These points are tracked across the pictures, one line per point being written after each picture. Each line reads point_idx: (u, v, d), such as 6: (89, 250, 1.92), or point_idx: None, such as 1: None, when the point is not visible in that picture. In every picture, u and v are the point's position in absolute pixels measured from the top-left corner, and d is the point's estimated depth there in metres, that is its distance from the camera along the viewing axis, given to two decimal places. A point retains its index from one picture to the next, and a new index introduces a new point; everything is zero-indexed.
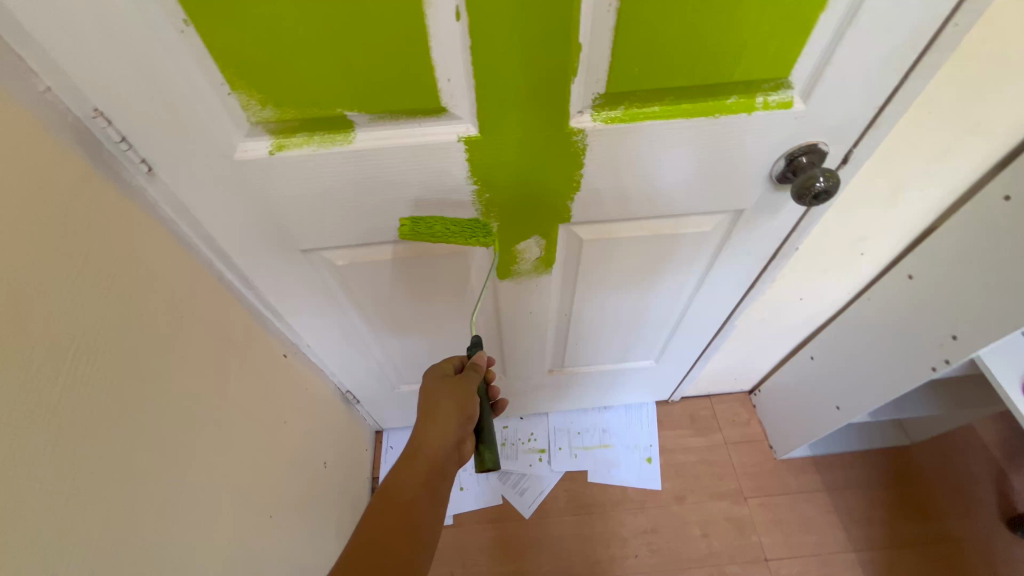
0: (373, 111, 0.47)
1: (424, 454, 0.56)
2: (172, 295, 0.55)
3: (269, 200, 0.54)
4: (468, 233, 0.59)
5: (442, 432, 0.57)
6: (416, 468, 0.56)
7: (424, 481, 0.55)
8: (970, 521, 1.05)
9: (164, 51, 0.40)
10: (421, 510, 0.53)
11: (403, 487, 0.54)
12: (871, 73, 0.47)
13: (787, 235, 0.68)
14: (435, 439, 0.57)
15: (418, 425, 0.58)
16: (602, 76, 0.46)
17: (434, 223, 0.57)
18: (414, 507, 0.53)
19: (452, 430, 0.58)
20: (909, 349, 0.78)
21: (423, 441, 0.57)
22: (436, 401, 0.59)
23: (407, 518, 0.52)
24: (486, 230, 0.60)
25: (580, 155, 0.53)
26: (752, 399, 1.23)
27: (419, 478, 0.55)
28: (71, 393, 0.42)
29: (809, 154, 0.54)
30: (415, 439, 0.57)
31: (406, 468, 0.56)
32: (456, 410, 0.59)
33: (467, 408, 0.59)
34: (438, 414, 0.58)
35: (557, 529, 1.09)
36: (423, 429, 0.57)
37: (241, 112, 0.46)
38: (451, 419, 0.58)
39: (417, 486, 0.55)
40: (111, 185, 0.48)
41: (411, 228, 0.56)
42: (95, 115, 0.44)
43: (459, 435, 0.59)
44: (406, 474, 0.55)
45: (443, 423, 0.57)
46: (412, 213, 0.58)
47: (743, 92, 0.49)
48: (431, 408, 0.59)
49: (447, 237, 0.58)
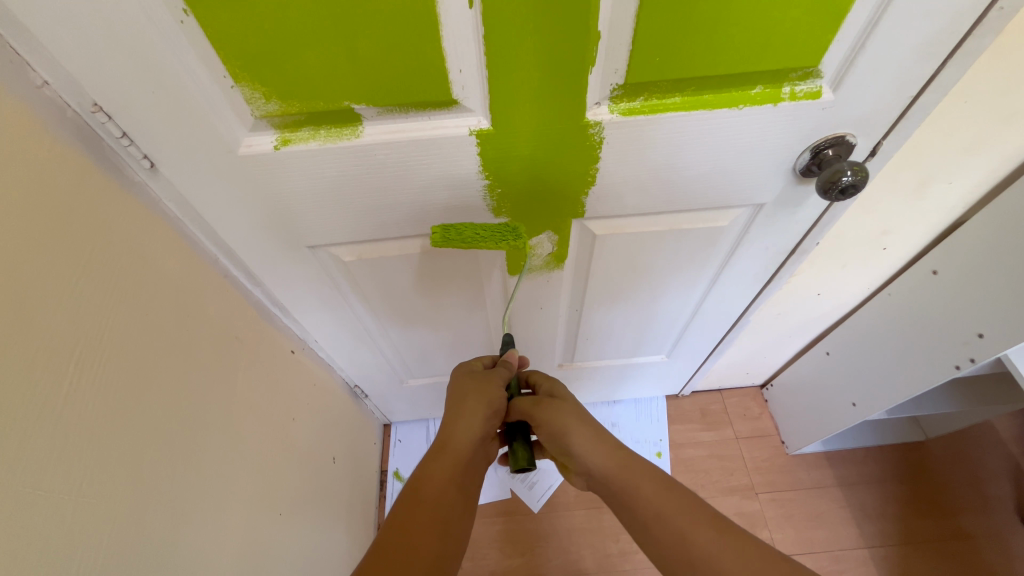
0: (383, 105, 0.45)
1: (452, 447, 0.56)
2: (177, 292, 0.54)
3: (276, 196, 0.53)
4: (498, 238, 0.58)
5: (470, 425, 0.58)
6: (444, 461, 0.55)
7: (452, 476, 0.55)
8: (985, 517, 1.04)
9: (163, 45, 0.39)
10: (451, 505, 0.53)
11: (432, 481, 0.54)
12: (906, 62, 0.45)
13: (807, 229, 0.65)
14: (464, 432, 0.57)
15: (445, 419, 0.59)
16: (621, 66, 0.44)
17: (464, 229, 0.57)
18: (442, 503, 0.52)
19: (480, 423, 0.58)
20: (932, 347, 0.75)
21: (451, 434, 0.57)
22: (464, 395, 0.60)
23: (436, 512, 0.51)
24: (515, 233, 0.59)
25: (596, 148, 0.51)
26: (764, 393, 1.22)
27: (447, 471, 0.55)
28: (74, 398, 0.41)
29: (836, 147, 0.52)
30: (444, 432, 0.57)
31: (434, 462, 0.56)
32: (483, 403, 0.59)
33: (494, 403, 0.60)
34: (465, 408, 0.58)
35: (566, 523, 1.09)
36: (451, 422, 0.58)
37: (245, 106, 0.44)
38: (479, 412, 0.58)
39: (446, 479, 0.54)
40: (112, 181, 0.47)
41: (442, 235, 0.56)
42: (94, 110, 0.43)
43: (485, 430, 0.59)
44: (434, 467, 0.55)
45: (471, 416, 0.58)
46: (442, 220, 0.57)
47: (769, 83, 0.47)
48: (458, 402, 0.59)
49: (477, 242, 0.57)
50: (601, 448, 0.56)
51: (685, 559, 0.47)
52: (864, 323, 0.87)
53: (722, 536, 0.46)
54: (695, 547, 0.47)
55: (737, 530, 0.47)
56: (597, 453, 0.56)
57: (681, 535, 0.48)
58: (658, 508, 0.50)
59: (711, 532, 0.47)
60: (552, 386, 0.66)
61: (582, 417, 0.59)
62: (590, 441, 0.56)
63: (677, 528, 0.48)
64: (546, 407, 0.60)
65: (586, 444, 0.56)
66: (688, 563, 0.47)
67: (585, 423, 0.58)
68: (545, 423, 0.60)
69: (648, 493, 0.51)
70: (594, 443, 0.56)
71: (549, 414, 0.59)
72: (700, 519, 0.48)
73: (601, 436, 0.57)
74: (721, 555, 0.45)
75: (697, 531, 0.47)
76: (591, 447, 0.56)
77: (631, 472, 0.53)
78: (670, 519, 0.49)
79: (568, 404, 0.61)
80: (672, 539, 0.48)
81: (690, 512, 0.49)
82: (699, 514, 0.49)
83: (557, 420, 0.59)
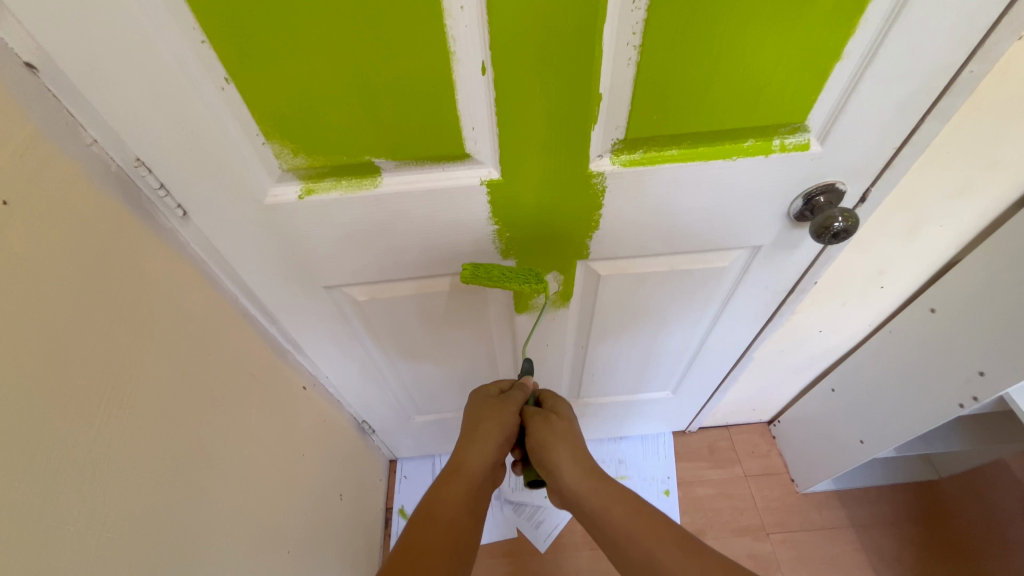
0: (401, 158, 0.48)
1: (464, 472, 0.58)
2: (199, 331, 0.56)
3: (296, 240, 0.56)
4: (523, 279, 0.60)
5: (483, 450, 0.59)
6: (457, 485, 0.57)
7: (464, 500, 0.56)
8: (1004, 562, 1.00)
9: (204, 107, 0.43)
10: (464, 529, 0.54)
11: (445, 504, 0.55)
12: (886, 118, 0.48)
13: (805, 269, 0.67)
14: (476, 457, 0.59)
15: (458, 445, 0.61)
16: (620, 123, 0.47)
17: (492, 269, 0.59)
18: (455, 527, 0.53)
19: (493, 450, 0.60)
20: (936, 384, 0.76)
21: (465, 459, 0.59)
22: (476, 422, 0.61)
23: (449, 534, 0.52)
24: (536, 276, 0.61)
25: (599, 196, 0.54)
26: (772, 430, 1.21)
27: (461, 495, 0.56)
28: (102, 436, 0.43)
29: (827, 194, 0.55)
30: (456, 458, 0.59)
31: (447, 486, 0.57)
32: (495, 430, 0.60)
33: (505, 428, 0.61)
34: (478, 434, 0.60)
35: (573, 564, 1.07)
36: (464, 448, 0.60)
37: (274, 160, 0.48)
38: (490, 439, 0.60)
39: (459, 504, 0.55)
40: (147, 228, 0.50)
41: (472, 272, 0.58)
42: (136, 165, 0.46)
43: (496, 457, 0.61)
44: (447, 490, 0.56)
45: (482, 442, 0.60)
46: (472, 260, 0.60)
47: (759, 136, 0.50)
48: (471, 428, 0.61)
49: (503, 282, 0.59)
50: (578, 469, 0.58)
51: None
52: (866, 360, 0.87)
53: (687, 557, 0.48)
54: (663, 566, 0.48)
55: (703, 551, 0.49)
56: (572, 474, 0.58)
57: (650, 559, 0.50)
58: (627, 531, 0.52)
59: (677, 553, 0.49)
60: (556, 401, 0.68)
61: (567, 437, 0.61)
62: (568, 461, 0.59)
63: (648, 552, 0.50)
64: (538, 424, 0.63)
65: (563, 462, 0.59)
66: None
67: (569, 443, 0.60)
68: (530, 438, 0.63)
69: (620, 516, 0.54)
70: (572, 463, 0.59)
71: (534, 430, 0.62)
72: (668, 544, 0.50)
73: (582, 456, 0.59)
74: (688, 573, 0.47)
75: (664, 552, 0.49)
76: (568, 467, 0.58)
77: (603, 496, 0.56)
78: (641, 540, 0.51)
79: (561, 422, 0.63)
80: (644, 562, 0.50)
81: (659, 534, 0.51)
82: (668, 539, 0.51)
83: (541, 437, 0.61)
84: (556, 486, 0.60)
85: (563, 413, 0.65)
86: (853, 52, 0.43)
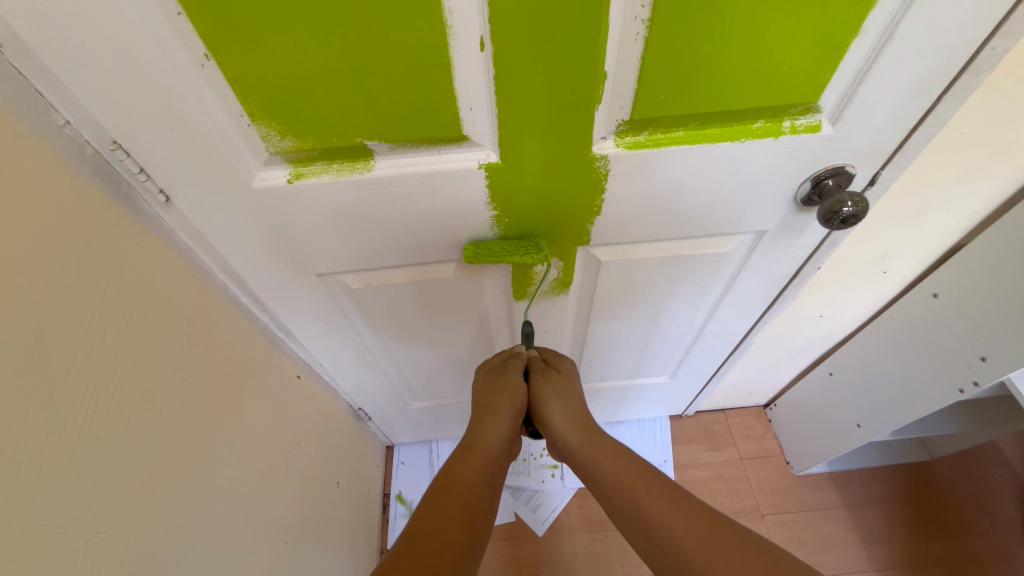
0: (395, 140, 0.46)
1: (480, 448, 0.57)
2: (187, 320, 0.54)
3: (287, 226, 0.53)
4: (523, 251, 0.57)
5: (496, 428, 0.59)
6: (473, 459, 0.56)
7: (482, 472, 0.54)
8: (992, 537, 1.03)
9: (183, 84, 0.40)
10: (482, 500, 0.52)
11: (462, 476, 0.53)
12: (901, 98, 0.46)
13: (809, 254, 0.66)
14: (491, 433, 0.59)
15: (472, 423, 0.60)
16: (626, 103, 0.45)
17: (493, 245, 0.58)
18: (474, 496, 0.51)
19: (506, 425, 0.60)
20: (937, 368, 0.76)
21: (479, 436, 0.58)
22: (487, 401, 0.62)
23: (467, 503, 0.50)
24: (537, 246, 0.58)
25: (602, 180, 0.52)
26: (767, 413, 1.21)
27: (477, 468, 0.55)
28: (87, 433, 0.41)
29: (836, 177, 0.53)
30: (471, 435, 0.59)
31: (464, 460, 0.55)
32: (506, 405, 0.61)
33: (516, 402, 0.61)
34: (490, 411, 0.61)
35: (570, 547, 1.08)
36: (478, 425, 0.59)
37: (260, 143, 0.45)
38: (503, 414, 0.60)
39: (477, 475, 0.54)
40: (128, 214, 0.48)
41: (472, 251, 0.57)
42: (113, 148, 0.44)
43: (511, 433, 0.61)
44: (464, 463, 0.55)
45: (496, 420, 0.60)
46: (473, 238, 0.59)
47: (769, 117, 0.48)
48: (484, 406, 0.61)
49: (504, 257, 0.57)
50: (570, 423, 0.60)
51: (641, 525, 0.48)
52: (865, 344, 0.87)
53: (674, 505, 0.47)
54: (650, 515, 0.47)
55: (689, 500, 0.48)
56: (565, 428, 0.60)
57: (636, 504, 0.49)
58: (616, 482, 0.52)
59: (663, 501, 0.48)
60: (558, 358, 0.68)
61: (565, 394, 0.62)
62: (562, 416, 0.61)
63: (634, 499, 0.49)
64: (537, 377, 0.64)
65: (558, 417, 0.61)
66: (643, 527, 0.47)
67: (564, 399, 0.62)
68: (530, 393, 0.64)
69: (608, 466, 0.54)
70: (565, 418, 0.60)
71: (534, 387, 0.64)
72: (653, 492, 0.49)
73: (576, 410, 0.61)
74: (670, 518, 0.46)
75: (651, 500, 0.48)
76: (562, 422, 0.60)
77: (594, 447, 0.57)
78: (628, 489, 0.50)
79: (559, 377, 0.64)
80: (630, 510, 0.49)
81: (647, 483, 0.50)
82: (654, 486, 0.49)
83: (538, 392, 0.63)
84: (552, 437, 0.62)
85: (563, 369, 0.66)
86: (871, 28, 0.41)
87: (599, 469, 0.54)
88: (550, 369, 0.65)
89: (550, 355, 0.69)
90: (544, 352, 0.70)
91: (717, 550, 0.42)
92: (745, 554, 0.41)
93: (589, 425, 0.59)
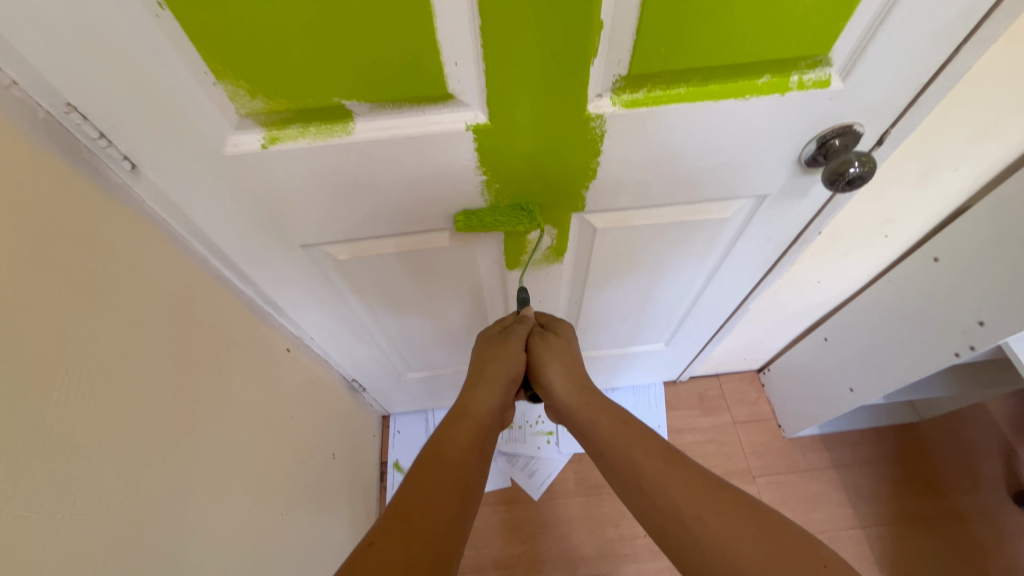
0: (375, 100, 0.43)
1: (471, 414, 0.56)
2: (165, 295, 0.52)
3: (265, 194, 0.51)
4: (516, 220, 0.56)
5: (489, 394, 0.58)
6: (464, 426, 0.55)
7: (473, 440, 0.53)
8: (975, 495, 1.06)
9: (138, 38, 0.36)
10: (473, 467, 0.51)
11: (452, 443, 0.52)
12: (917, 49, 0.43)
13: (810, 219, 0.64)
14: (483, 400, 0.58)
15: (465, 389, 0.59)
16: (624, 57, 0.42)
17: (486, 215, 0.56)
18: (464, 464, 0.50)
19: (499, 392, 0.59)
20: (932, 333, 0.75)
21: (471, 403, 0.57)
22: (482, 366, 0.61)
23: (457, 471, 0.49)
24: (531, 216, 0.56)
25: (597, 142, 0.49)
26: (761, 377, 1.22)
27: (468, 434, 0.54)
28: (62, 414, 0.40)
29: (842, 137, 0.50)
30: (462, 402, 0.58)
31: (455, 427, 0.55)
32: (500, 371, 0.60)
33: (512, 369, 0.61)
34: (484, 378, 0.60)
35: (566, 510, 1.10)
36: (471, 392, 0.58)
37: (230, 105, 0.42)
38: (496, 381, 0.59)
39: (467, 443, 0.53)
40: (92, 184, 0.45)
41: (465, 222, 0.56)
42: (68, 111, 0.40)
43: (503, 400, 0.60)
44: (455, 431, 0.54)
45: (488, 387, 0.59)
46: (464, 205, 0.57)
47: (776, 72, 0.45)
48: (478, 372, 0.60)
49: (498, 227, 0.56)
50: (569, 383, 0.59)
51: (636, 484, 0.47)
52: (862, 309, 0.86)
53: (670, 466, 0.47)
54: (645, 474, 0.47)
55: (685, 462, 0.47)
56: (563, 388, 0.59)
57: (632, 465, 0.48)
58: (612, 441, 0.52)
59: (659, 463, 0.47)
60: (557, 322, 0.67)
61: (564, 354, 0.62)
62: (560, 376, 0.60)
63: (630, 458, 0.49)
64: (536, 342, 0.64)
65: (555, 377, 0.60)
66: (638, 486, 0.47)
67: (564, 360, 0.61)
68: (530, 357, 0.64)
69: (606, 428, 0.53)
70: (564, 379, 0.60)
71: (534, 350, 0.63)
72: (651, 453, 0.48)
73: (574, 371, 0.60)
74: (666, 479, 0.46)
75: (647, 460, 0.48)
76: (559, 383, 0.60)
77: (590, 409, 0.56)
78: (624, 449, 0.50)
79: (557, 340, 0.64)
80: (626, 469, 0.49)
81: (644, 444, 0.49)
82: (651, 448, 0.49)
83: (538, 355, 0.63)
84: (550, 399, 0.62)
85: (562, 332, 0.65)
86: None
87: (596, 431, 0.54)
88: (550, 333, 0.65)
89: (550, 320, 0.68)
90: (544, 317, 0.69)
91: (711, 509, 0.42)
92: (737, 513, 0.42)
93: (586, 386, 0.59)
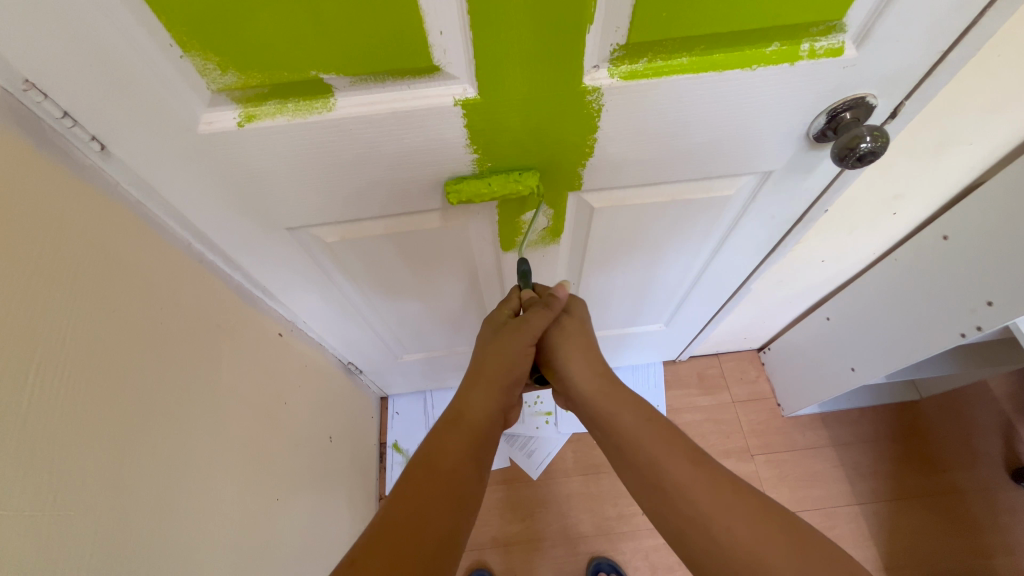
0: (355, 73, 0.40)
1: (467, 419, 0.55)
2: (144, 282, 0.50)
3: (246, 175, 0.48)
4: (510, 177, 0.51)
5: (486, 398, 0.57)
6: (458, 434, 0.53)
7: (467, 447, 0.52)
8: (974, 472, 1.06)
9: (93, 7, 0.33)
10: (465, 477, 0.50)
11: (445, 451, 0.51)
12: (938, 13, 0.40)
13: (817, 196, 0.62)
14: (480, 404, 0.56)
15: (463, 391, 0.58)
16: (622, 24, 0.39)
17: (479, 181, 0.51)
18: (457, 474, 0.49)
19: (495, 397, 0.57)
20: (937, 314, 0.73)
21: (467, 407, 0.56)
22: (480, 366, 0.59)
23: (448, 481, 0.48)
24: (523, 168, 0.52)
25: (594, 117, 0.46)
26: (761, 356, 1.21)
27: (462, 442, 0.53)
28: (35, 408, 0.38)
29: (854, 109, 0.47)
30: (458, 405, 0.56)
31: (449, 433, 0.53)
32: (499, 372, 0.58)
33: (512, 370, 0.59)
34: (482, 379, 0.58)
35: (565, 488, 1.11)
36: (468, 395, 0.57)
37: (199, 79, 0.39)
38: (494, 385, 0.58)
39: (460, 452, 0.52)
40: (58, 166, 0.42)
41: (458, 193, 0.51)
42: (26, 88, 0.37)
43: (501, 404, 0.58)
44: (449, 437, 0.53)
45: (486, 390, 0.57)
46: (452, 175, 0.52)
47: (786, 39, 0.42)
48: (477, 372, 0.58)
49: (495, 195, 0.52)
50: (589, 373, 0.58)
51: (656, 482, 0.47)
52: (868, 287, 0.84)
53: (697, 469, 0.46)
54: (669, 475, 0.46)
55: (712, 465, 0.46)
56: (583, 378, 0.58)
57: (652, 463, 0.48)
58: (634, 436, 0.51)
59: (686, 466, 0.46)
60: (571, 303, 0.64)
61: (580, 342, 0.60)
62: (580, 365, 0.58)
63: (651, 456, 0.48)
64: (553, 330, 0.61)
65: (575, 366, 0.58)
66: (657, 485, 0.46)
67: (582, 348, 0.60)
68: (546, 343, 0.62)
69: (626, 423, 0.52)
70: (584, 368, 0.58)
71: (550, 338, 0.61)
72: (676, 453, 0.47)
73: (594, 359, 0.59)
74: (692, 482, 0.45)
75: (671, 460, 0.47)
76: (580, 370, 0.58)
77: (612, 402, 0.55)
78: (647, 446, 0.49)
79: (573, 327, 0.61)
80: (645, 466, 0.48)
81: (668, 444, 0.48)
82: (676, 449, 0.48)
83: (554, 343, 0.61)
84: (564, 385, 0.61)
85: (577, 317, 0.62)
86: None
87: (617, 425, 0.53)
88: (567, 318, 0.62)
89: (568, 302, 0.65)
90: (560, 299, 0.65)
91: (739, 517, 0.41)
92: (767, 524, 0.41)
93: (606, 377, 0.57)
